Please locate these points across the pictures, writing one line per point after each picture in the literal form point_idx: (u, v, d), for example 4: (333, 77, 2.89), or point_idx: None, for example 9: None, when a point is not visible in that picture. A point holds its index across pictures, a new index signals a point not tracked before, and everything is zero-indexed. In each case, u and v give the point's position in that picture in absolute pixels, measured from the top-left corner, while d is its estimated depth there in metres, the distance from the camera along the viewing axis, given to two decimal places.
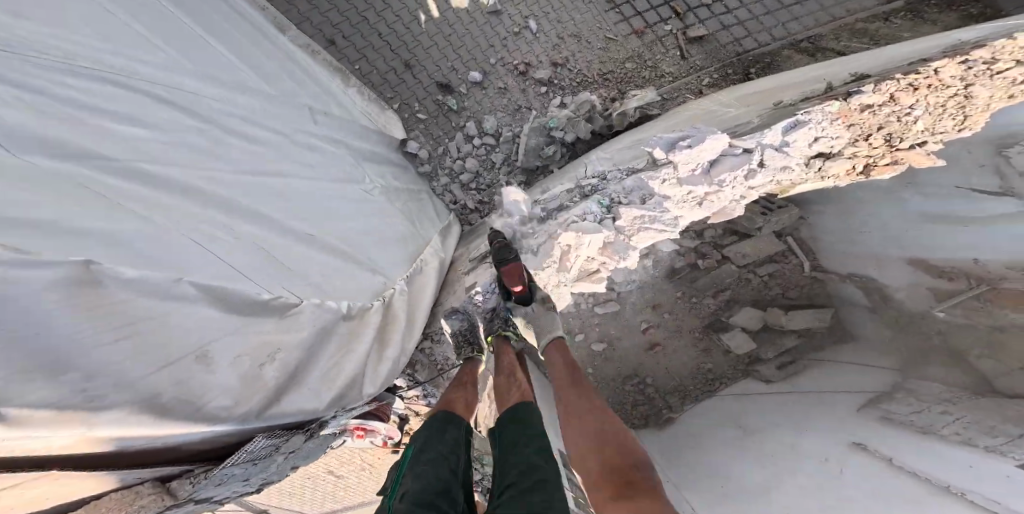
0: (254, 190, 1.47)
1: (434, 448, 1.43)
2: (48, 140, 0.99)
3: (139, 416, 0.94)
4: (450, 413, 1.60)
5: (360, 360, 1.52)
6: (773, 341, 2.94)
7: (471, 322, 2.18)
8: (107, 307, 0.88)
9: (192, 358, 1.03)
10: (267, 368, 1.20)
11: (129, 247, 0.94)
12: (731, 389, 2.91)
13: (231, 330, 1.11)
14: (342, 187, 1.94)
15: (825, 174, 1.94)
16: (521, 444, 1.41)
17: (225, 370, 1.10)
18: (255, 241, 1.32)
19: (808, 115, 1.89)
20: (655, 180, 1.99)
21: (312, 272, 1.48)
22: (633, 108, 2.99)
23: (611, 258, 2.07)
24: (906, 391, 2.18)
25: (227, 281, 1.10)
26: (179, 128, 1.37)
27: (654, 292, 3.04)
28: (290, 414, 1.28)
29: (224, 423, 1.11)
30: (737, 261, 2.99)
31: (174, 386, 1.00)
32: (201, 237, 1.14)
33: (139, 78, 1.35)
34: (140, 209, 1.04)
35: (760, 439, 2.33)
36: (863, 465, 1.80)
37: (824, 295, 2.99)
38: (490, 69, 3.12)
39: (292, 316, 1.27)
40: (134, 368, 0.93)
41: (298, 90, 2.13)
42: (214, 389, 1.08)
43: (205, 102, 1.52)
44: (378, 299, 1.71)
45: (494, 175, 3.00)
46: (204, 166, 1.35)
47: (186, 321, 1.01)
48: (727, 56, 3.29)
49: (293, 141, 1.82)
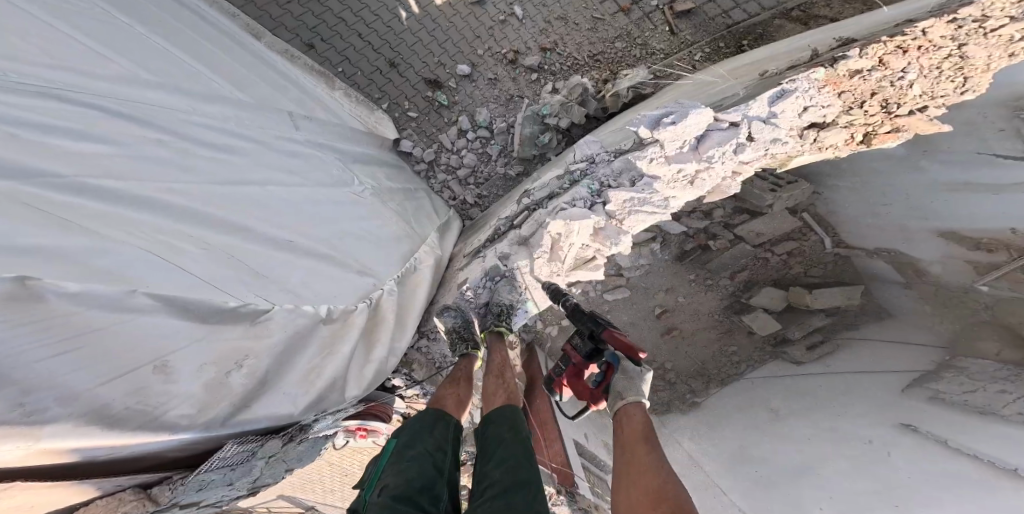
0: (227, 200, 1.46)
1: (420, 444, 1.42)
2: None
3: (90, 427, 1.00)
4: (440, 411, 1.58)
5: (342, 362, 1.53)
6: (799, 320, 2.89)
7: (465, 319, 2.11)
8: (47, 321, 0.91)
9: (149, 368, 1.07)
10: (234, 375, 1.23)
11: (80, 263, 0.97)
12: (762, 371, 2.88)
13: (193, 339, 1.13)
14: (329, 190, 1.94)
15: (822, 144, 1.83)
16: (509, 443, 1.41)
17: (187, 381, 1.13)
18: (228, 254, 1.32)
19: (795, 85, 1.78)
20: (641, 160, 1.92)
21: (292, 278, 1.47)
22: (626, 89, 2.86)
23: (603, 245, 2.00)
24: (955, 370, 2.10)
25: (190, 292, 1.11)
26: (138, 138, 1.35)
27: (664, 276, 2.98)
28: (258, 419, 1.34)
29: (186, 431, 1.17)
30: (751, 239, 2.87)
31: (126, 397, 1.04)
32: (161, 250, 1.14)
33: (88, 92, 1.32)
34: (95, 225, 1.06)
35: (795, 421, 2.34)
36: (908, 449, 1.81)
37: (850, 272, 2.87)
38: (478, 60, 3.08)
39: (262, 323, 1.27)
40: (81, 379, 0.97)
41: (278, 95, 2.14)
42: (173, 399, 1.12)
43: (171, 114, 1.51)
44: (363, 301, 1.67)
45: (491, 168, 2.99)
46: (169, 174, 1.36)
47: (139, 331, 1.04)
48: (718, 29, 3.17)
49: (270, 147, 1.82)
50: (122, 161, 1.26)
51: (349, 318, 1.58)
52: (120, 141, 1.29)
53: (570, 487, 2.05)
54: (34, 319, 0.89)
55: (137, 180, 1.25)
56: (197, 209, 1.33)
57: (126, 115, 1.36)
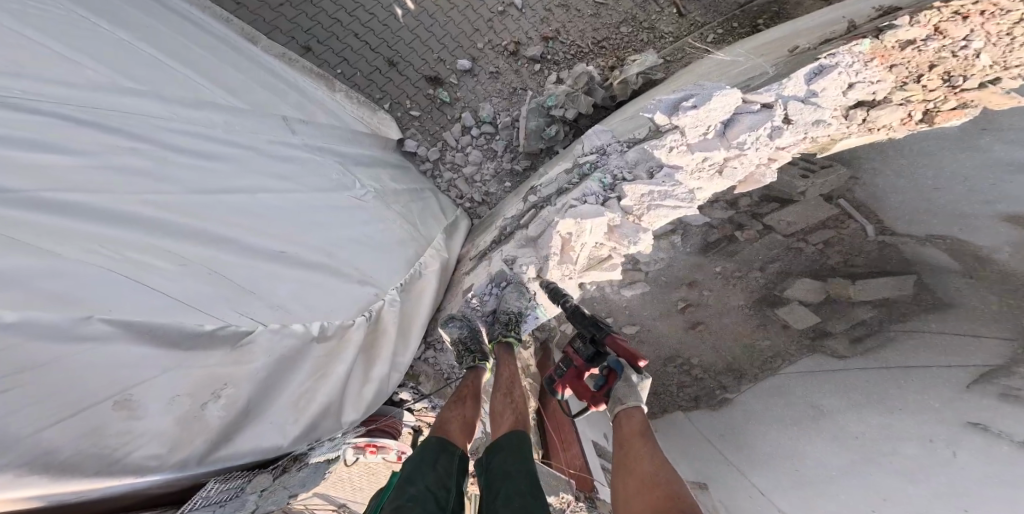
0: (209, 210, 1.38)
1: (421, 481, 1.32)
2: None
3: (31, 477, 0.88)
4: (443, 441, 1.48)
5: (337, 385, 1.42)
6: (842, 313, 2.58)
7: (472, 329, 1.97)
8: None
9: (111, 404, 0.97)
10: (211, 406, 1.12)
11: (24, 286, 0.88)
12: (799, 365, 2.53)
13: (158, 370, 1.03)
14: (328, 195, 1.84)
15: (874, 124, 1.62)
16: (515, 477, 1.30)
17: (158, 416, 1.03)
18: (208, 269, 1.23)
19: (836, 59, 1.56)
20: (659, 149, 1.73)
21: (281, 295, 1.37)
22: (635, 75, 2.68)
23: (620, 243, 1.83)
24: None
25: (155, 314, 1.02)
26: (108, 149, 1.28)
27: (687, 269, 2.78)
28: (239, 456, 1.22)
29: (157, 473, 1.05)
30: (782, 230, 2.69)
31: (81, 439, 0.94)
32: (131, 269, 1.05)
33: (59, 102, 1.26)
34: (48, 242, 0.97)
35: (840, 418, 2.04)
36: (976, 448, 1.57)
37: (898, 259, 2.52)
38: (478, 54, 2.93)
39: (245, 347, 1.17)
40: (17, 423, 0.85)
41: (275, 99, 2.04)
42: (137, 439, 1.01)
43: (147, 121, 1.43)
44: (363, 314, 1.56)
45: (497, 164, 2.84)
46: (142, 186, 1.28)
47: (94, 362, 0.94)
48: (731, 9, 2.98)
49: (259, 152, 1.71)
50: (90, 174, 1.19)
51: (346, 334, 1.47)
52: (87, 150, 1.22)
53: (591, 492, 1.96)
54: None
55: (105, 193, 1.17)
56: (172, 222, 1.25)
57: (94, 123, 1.28)
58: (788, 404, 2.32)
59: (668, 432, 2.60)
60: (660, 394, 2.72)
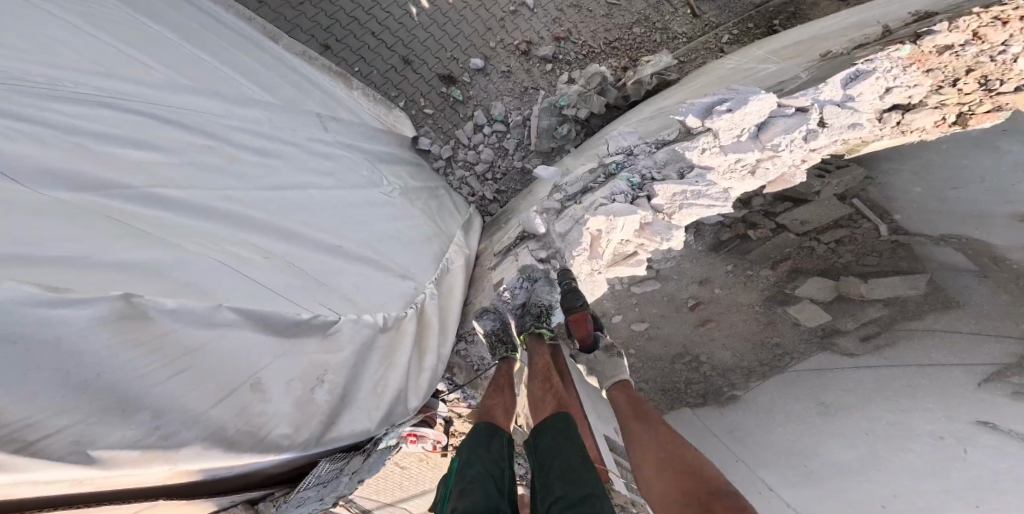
0: (276, 205, 1.51)
1: (480, 465, 1.41)
2: (64, 174, 1.04)
3: (210, 449, 1.01)
4: (494, 425, 1.59)
5: (404, 373, 1.53)
6: (851, 312, 2.69)
7: (503, 321, 2.11)
8: (155, 340, 0.91)
9: (248, 387, 1.08)
10: (318, 390, 1.24)
11: (167, 276, 0.99)
12: (807, 364, 2.70)
13: (278, 354, 1.14)
14: (364, 192, 1.96)
15: (908, 127, 1.69)
16: (565, 452, 1.42)
17: (280, 397, 1.15)
18: (290, 262, 1.35)
19: (873, 64, 1.62)
20: (692, 150, 1.82)
21: (342, 283, 1.48)
22: (649, 75, 2.76)
23: (651, 240, 1.95)
24: None
25: (264, 304, 1.11)
26: (188, 146, 1.41)
27: (699, 268, 2.85)
28: (342, 438, 1.34)
29: (288, 450, 1.18)
30: (795, 228, 2.75)
31: (236, 419, 1.06)
32: (229, 259, 1.16)
33: (133, 98, 1.38)
34: (169, 236, 1.10)
35: (856, 410, 2.20)
36: (986, 446, 1.67)
37: (908, 258, 2.62)
38: (490, 53, 3.00)
39: (334, 335, 1.29)
40: (192, 402, 0.97)
41: (302, 96, 2.13)
42: (271, 419, 1.13)
43: (211, 119, 1.55)
44: (411, 307, 1.68)
45: (508, 163, 2.92)
46: (216, 181, 1.38)
47: (230, 346, 1.04)
48: (746, 9, 3.05)
49: (301, 148, 1.83)
50: (173, 168, 1.30)
51: (401, 326, 1.59)
52: (177, 148, 1.36)
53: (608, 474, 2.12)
54: (145, 342, 0.90)
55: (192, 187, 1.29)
56: (244, 214, 1.35)
57: (178, 123, 1.43)
58: (798, 402, 2.47)
59: (683, 428, 2.78)
60: (667, 390, 2.93)
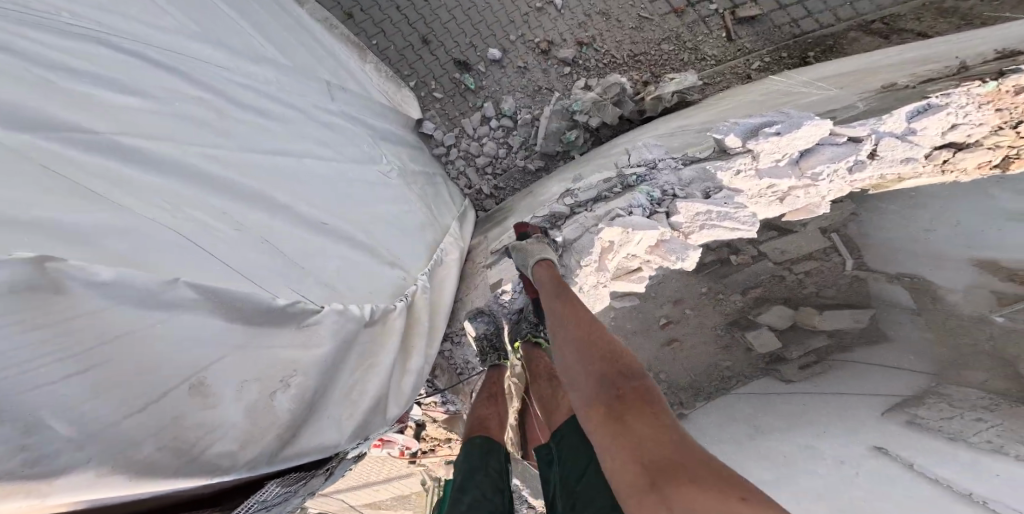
0: (263, 171, 1.26)
1: (475, 489, 1.29)
2: (15, 110, 0.78)
3: (117, 474, 0.71)
4: (489, 439, 1.46)
5: (384, 376, 1.31)
6: (801, 340, 2.59)
7: (496, 326, 1.96)
8: (58, 326, 0.65)
9: (186, 389, 0.80)
10: (279, 397, 0.96)
11: (108, 249, 0.74)
12: (750, 388, 2.62)
13: (233, 347, 0.89)
14: (362, 168, 1.73)
15: (951, 167, 1.60)
16: (592, 468, 1.29)
17: (228, 404, 0.86)
18: (262, 237, 1.11)
19: (948, 99, 1.47)
20: (725, 171, 1.66)
21: (327, 271, 1.25)
22: (670, 93, 2.55)
23: (665, 259, 1.81)
24: (937, 396, 1.96)
25: (223, 282, 0.88)
26: (179, 97, 1.15)
27: (677, 286, 2.68)
28: (305, 454, 1.05)
29: (233, 473, 0.87)
30: (775, 257, 2.60)
31: (161, 432, 0.76)
32: (196, 231, 0.92)
33: (138, 39, 1.14)
34: (127, 199, 0.84)
35: (772, 442, 2.11)
36: (874, 470, 1.68)
37: (864, 294, 2.55)
38: (510, 46, 2.76)
39: (308, 328, 1.06)
40: (101, 412, 0.69)
41: (315, 63, 1.91)
42: (212, 432, 0.84)
43: (213, 71, 1.31)
44: (399, 299, 1.49)
45: (510, 159, 2.71)
46: (210, 140, 1.15)
47: (172, 335, 0.78)
48: (783, 38, 2.74)
49: (305, 114, 1.60)
50: (168, 120, 1.07)
51: (387, 320, 1.39)
52: (163, 97, 1.10)
53: None
54: (46, 323, 0.64)
55: (170, 141, 1.03)
56: (223, 177, 1.10)
57: (168, 67, 1.17)
58: (733, 426, 2.36)
59: None
60: None
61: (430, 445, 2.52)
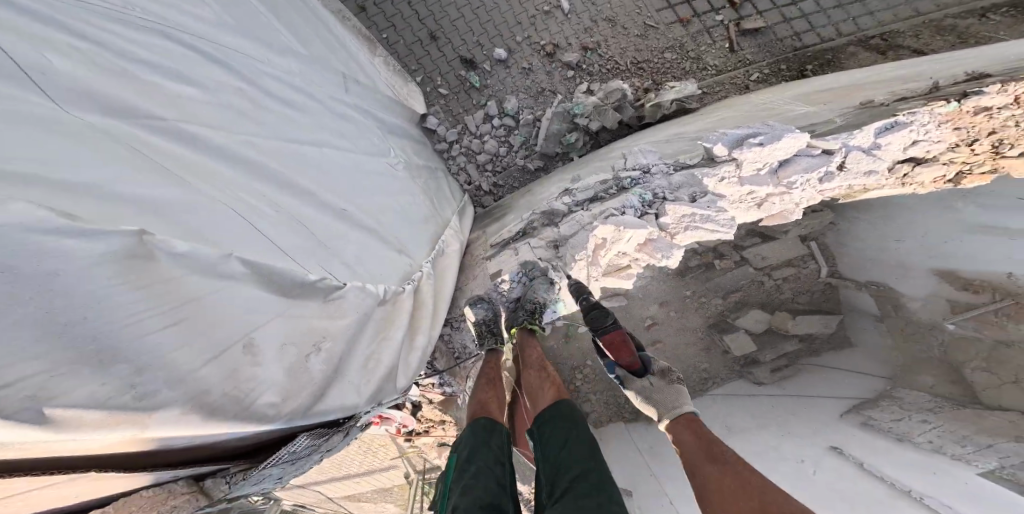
0: (290, 159, 1.39)
1: (480, 460, 1.42)
2: (99, 96, 0.95)
3: (192, 416, 0.83)
4: (492, 421, 1.61)
5: (395, 349, 1.43)
6: (775, 344, 2.79)
7: (494, 312, 2.10)
8: (155, 289, 0.76)
9: (241, 348, 0.91)
10: (312, 358, 1.08)
11: (182, 220, 0.87)
12: (724, 389, 2.82)
13: (280, 312, 1.00)
14: (373, 160, 1.85)
15: (911, 180, 1.76)
16: (573, 441, 1.43)
17: (273, 364, 0.98)
18: (292, 217, 1.24)
19: (913, 117, 1.63)
20: (711, 177, 1.84)
21: (347, 251, 1.38)
22: (670, 101, 2.70)
23: (651, 256, 1.96)
24: (890, 399, 2.23)
25: (268, 259, 0.99)
26: (222, 86, 1.31)
27: (662, 290, 2.83)
28: (331, 411, 1.17)
29: (274, 422, 0.99)
30: (756, 262, 2.77)
31: (224, 383, 0.88)
32: (243, 209, 1.06)
33: (189, 32, 1.32)
34: (180, 172, 0.99)
35: (748, 436, 2.31)
36: (829, 468, 1.91)
37: (834, 301, 2.80)
38: (516, 47, 2.88)
39: (335, 300, 1.18)
40: (184, 361, 0.81)
41: (329, 54, 2.03)
42: (261, 385, 0.96)
43: (248, 62, 1.47)
44: (407, 282, 1.61)
45: (511, 158, 2.84)
46: (246, 128, 1.30)
47: (234, 299, 0.90)
48: (784, 51, 2.89)
49: (325, 107, 1.73)
50: (210, 109, 1.22)
51: (398, 301, 1.51)
52: (211, 86, 1.26)
53: None
54: (145, 286, 0.75)
55: (216, 127, 1.19)
56: (258, 162, 1.25)
57: (213, 58, 1.33)
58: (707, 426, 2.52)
59: (610, 441, 2.84)
60: (609, 400, 2.96)
61: (425, 425, 2.70)
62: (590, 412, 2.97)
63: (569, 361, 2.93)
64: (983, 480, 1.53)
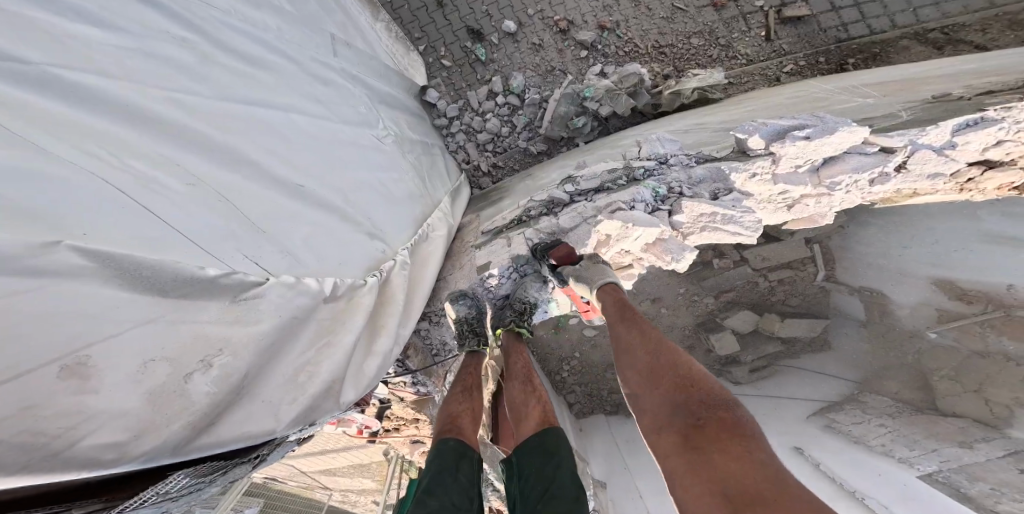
0: (235, 119, 1.11)
1: (445, 495, 1.17)
2: None
3: None
4: (463, 445, 1.36)
5: (343, 357, 1.17)
6: (757, 345, 2.52)
7: (479, 312, 1.81)
8: None
9: (58, 370, 0.66)
10: (198, 379, 0.83)
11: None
12: None
13: (143, 320, 0.75)
14: (355, 130, 1.57)
15: (974, 185, 1.52)
16: (548, 480, 1.18)
17: (124, 387, 0.73)
18: (218, 195, 0.97)
19: (1007, 113, 1.29)
20: (740, 173, 1.53)
21: (297, 238, 1.12)
22: (691, 88, 2.40)
23: (660, 258, 1.67)
24: (856, 402, 2.02)
25: (140, 244, 0.77)
26: (161, 37, 1.03)
27: (657, 284, 2.54)
28: (232, 441, 0.93)
29: (118, 465, 0.75)
30: (754, 263, 2.46)
31: (18, 423, 0.63)
32: (131, 184, 0.81)
33: None
34: (37, 137, 0.72)
35: None
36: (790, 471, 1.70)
37: (826, 305, 2.48)
38: (527, 21, 2.56)
39: (248, 301, 0.92)
40: None
41: (325, 12, 1.73)
42: (99, 420, 0.71)
43: (207, 10, 1.18)
44: (373, 275, 1.34)
45: (513, 139, 2.56)
46: (177, 82, 1.01)
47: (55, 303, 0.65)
48: (825, 43, 2.58)
49: (304, 68, 1.46)
50: (129, 58, 0.94)
51: (355, 299, 1.24)
52: (134, 31, 0.97)
53: None
54: None
55: (126, 79, 0.91)
56: (185, 126, 0.97)
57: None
58: None
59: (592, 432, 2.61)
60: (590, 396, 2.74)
61: (395, 424, 2.47)
62: (576, 402, 2.74)
63: (557, 356, 2.68)
64: (921, 481, 1.43)
